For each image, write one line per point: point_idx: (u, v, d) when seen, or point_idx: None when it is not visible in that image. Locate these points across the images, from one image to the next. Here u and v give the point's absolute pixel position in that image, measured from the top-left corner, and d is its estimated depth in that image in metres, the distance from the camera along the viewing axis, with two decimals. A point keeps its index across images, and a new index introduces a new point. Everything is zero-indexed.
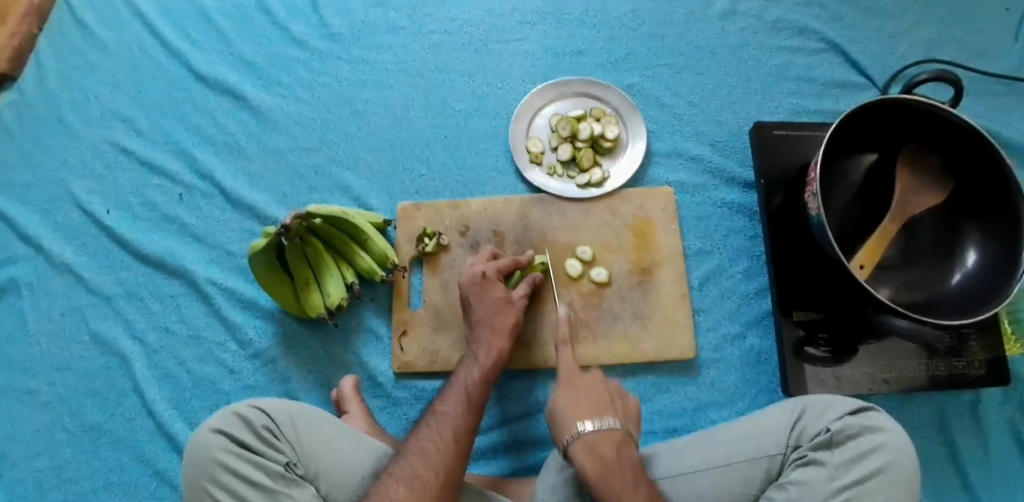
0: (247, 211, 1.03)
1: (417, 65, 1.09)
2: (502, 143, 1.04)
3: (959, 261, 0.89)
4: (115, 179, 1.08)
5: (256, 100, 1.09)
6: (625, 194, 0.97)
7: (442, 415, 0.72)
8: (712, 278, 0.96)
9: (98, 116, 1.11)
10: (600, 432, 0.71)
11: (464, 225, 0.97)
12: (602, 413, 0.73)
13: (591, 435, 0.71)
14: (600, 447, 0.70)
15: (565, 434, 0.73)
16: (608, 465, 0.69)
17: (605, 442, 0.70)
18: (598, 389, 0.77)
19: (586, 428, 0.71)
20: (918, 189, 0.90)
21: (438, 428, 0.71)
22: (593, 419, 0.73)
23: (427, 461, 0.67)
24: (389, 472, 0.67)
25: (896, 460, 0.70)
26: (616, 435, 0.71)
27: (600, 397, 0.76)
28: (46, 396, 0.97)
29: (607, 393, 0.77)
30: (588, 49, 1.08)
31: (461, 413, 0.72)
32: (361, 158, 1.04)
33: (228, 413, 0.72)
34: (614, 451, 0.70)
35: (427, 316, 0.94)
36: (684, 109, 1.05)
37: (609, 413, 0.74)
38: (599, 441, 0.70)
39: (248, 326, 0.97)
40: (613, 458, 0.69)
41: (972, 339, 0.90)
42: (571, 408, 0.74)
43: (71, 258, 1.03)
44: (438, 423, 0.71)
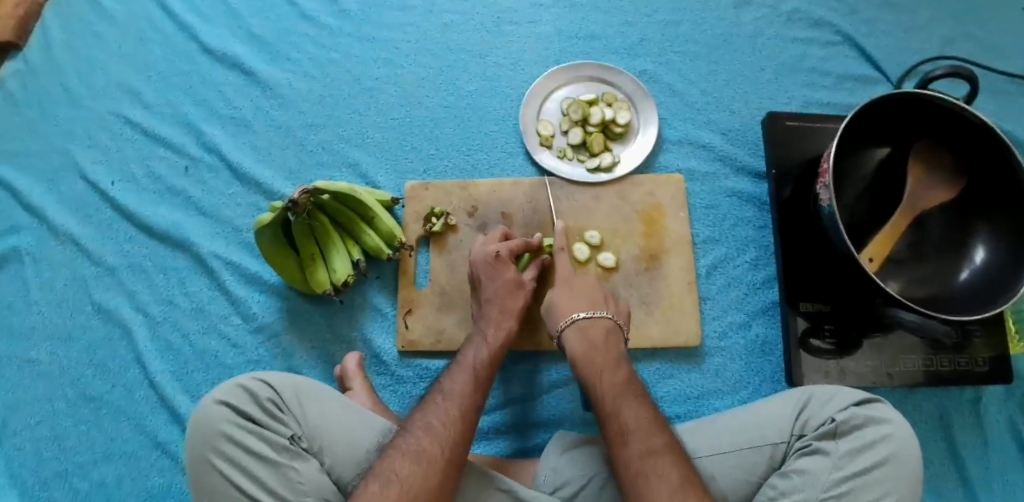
0: (254, 186, 1.02)
1: (429, 45, 1.08)
2: (512, 126, 1.03)
3: (969, 258, 0.88)
4: (121, 150, 1.07)
5: (265, 75, 1.08)
6: (635, 179, 0.97)
7: (450, 392, 0.72)
8: (719, 266, 0.95)
9: (105, 87, 1.10)
10: (591, 319, 0.80)
11: (472, 206, 0.97)
12: (596, 308, 0.82)
13: (584, 323, 0.80)
14: (590, 333, 0.79)
15: (558, 323, 0.82)
16: (597, 354, 0.77)
17: (596, 327, 0.80)
18: (602, 303, 0.83)
19: (579, 315, 0.81)
20: (929, 184, 0.91)
21: (447, 405, 0.70)
22: (588, 313, 0.81)
23: (433, 436, 0.67)
24: (394, 447, 0.67)
25: (901, 451, 0.70)
26: (606, 324, 0.80)
27: (596, 295, 0.84)
28: (46, 366, 0.97)
29: (602, 292, 0.85)
30: (601, 34, 1.07)
31: (469, 391, 0.73)
32: (371, 137, 1.03)
33: (234, 385, 0.71)
34: (603, 338, 0.79)
35: (433, 295, 0.94)
36: (696, 97, 1.04)
37: (601, 306, 0.83)
38: (590, 327, 0.80)
39: (252, 301, 0.96)
40: (602, 343, 0.78)
41: (977, 336, 0.90)
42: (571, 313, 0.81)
43: (75, 228, 1.02)
44: (445, 400, 0.71)
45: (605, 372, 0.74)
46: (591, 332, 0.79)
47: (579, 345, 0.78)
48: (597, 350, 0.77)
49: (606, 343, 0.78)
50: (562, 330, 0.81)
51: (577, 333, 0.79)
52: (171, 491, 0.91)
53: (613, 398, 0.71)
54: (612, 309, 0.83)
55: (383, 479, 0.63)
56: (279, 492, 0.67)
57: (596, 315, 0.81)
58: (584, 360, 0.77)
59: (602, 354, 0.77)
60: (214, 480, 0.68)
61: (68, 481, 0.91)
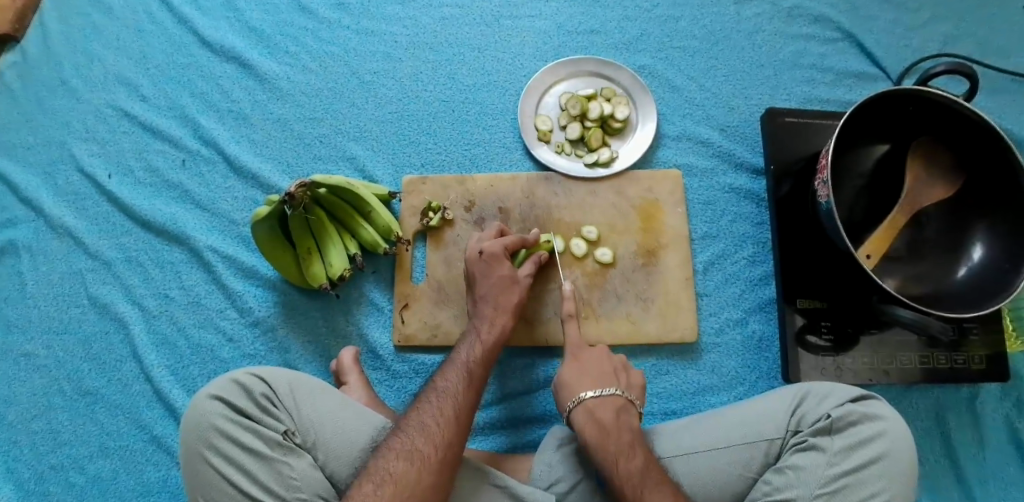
0: (251, 179, 1.02)
1: (428, 38, 1.07)
2: (510, 120, 1.03)
3: (967, 255, 0.88)
4: (118, 143, 1.06)
5: (263, 68, 1.07)
6: (632, 175, 0.97)
7: (443, 391, 0.72)
8: (716, 263, 0.95)
9: (102, 79, 1.10)
10: (599, 398, 0.74)
11: (469, 201, 0.96)
12: (604, 384, 0.77)
13: (591, 403, 0.74)
14: (600, 415, 0.73)
15: (569, 403, 0.76)
16: (608, 438, 0.71)
17: (604, 408, 0.74)
18: (609, 380, 0.77)
19: (587, 395, 0.75)
20: (927, 183, 0.90)
21: (441, 406, 0.70)
22: (597, 390, 0.75)
23: (427, 436, 0.67)
24: (388, 446, 0.67)
25: (895, 449, 0.70)
26: (615, 402, 0.74)
27: (602, 372, 0.78)
28: (42, 359, 0.97)
29: (611, 366, 0.79)
30: (600, 29, 1.07)
31: (462, 390, 0.72)
32: (368, 130, 1.03)
33: (227, 380, 0.71)
34: (614, 418, 0.73)
35: (429, 290, 0.93)
36: (695, 93, 1.04)
37: (611, 382, 0.77)
38: (598, 409, 0.74)
39: (248, 295, 0.96)
40: (613, 424, 0.72)
41: (974, 334, 0.90)
42: (580, 392, 0.76)
43: (71, 221, 1.02)
44: (439, 398, 0.71)
45: (620, 459, 0.69)
46: (601, 412, 0.73)
47: (590, 431, 0.72)
48: (609, 432, 0.71)
49: (618, 424, 0.72)
50: (570, 412, 0.75)
51: (586, 416, 0.74)
52: (166, 484, 0.91)
53: (632, 489, 0.67)
54: (621, 385, 0.77)
55: (377, 479, 0.63)
56: (271, 487, 0.67)
57: (605, 393, 0.75)
58: (596, 443, 0.71)
59: (614, 435, 0.71)
60: (206, 474, 0.67)
61: (63, 474, 0.91)
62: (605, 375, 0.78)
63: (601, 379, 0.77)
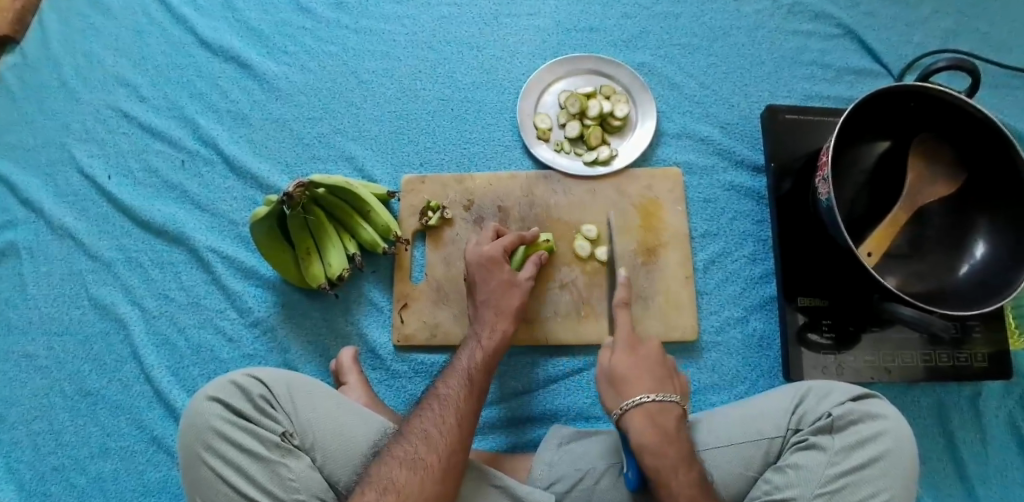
0: (250, 179, 1.02)
1: (426, 37, 1.07)
2: (509, 119, 1.02)
3: (969, 252, 0.88)
4: (118, 144, 1.06)
5: (261, 68, 1.07)
6: (632, 173, 0.96)
7: (445, 399, 0.72)
8: (717, 261, 0.95)
9: (101, 80, 1.10)
10: (660, 405, 0.71)
11: (468, 200, 0.96)
12: (663, 388, 0.73)
13: (652, 408, 0.71)
14: (660, 421, 0.70)
15: (626, 402, 0.72)
16: (667, 447, 0.68)
17: (666, 415, 0.71)
18: (667, 384, 0.74)
19: (647, 399, 0.71)
20: (929, 178, 0.90)
21: (443, 414, 0.70)
22: (657, 395, 0.72)
23: (429, 445, 0.67)
24: (390, 453, 0.67)
25: (896, 448, 0.69)
26: (675, 410, 0.72)
27: (661, 374, 0.75)
28: (43, 360, 0.97)
29: (666, 369, 0.76)
30: (600, 27, 1.06)
31: (464, 397, 0.72)
32: (367, 130, 1.03)
33: (226, 382, 0.71)
34: (673, 426, 0.70)
35: (429, 289, 0.93)
36: (695, 90, 1.03)
37: (669, 388, 0.74)
38: (660, 415, 0.70)
39: (248, 295, 0.96)
40: (672, 433, 0.70)
41: (977, 331, 0.89)
42: (638, 394, 0.72)
43: (71, 222, 1.02)
44: (441, 405, 0.71)
45: (679, 470, 0.67)
46: (662, 420, 0.70)
47: (646, 435, 0.69)
48: (669, 441, 0.69)
49: (677, 433, 0.70)
50: (625, 412, 0.71)
51: (644, 421, 0.70)
52: (167, 485, 0.91)
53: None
54: (678, 392, 0.74)
55: (379, 487, 0.64)
56: (270, 488, 0.67)
57: (667, 399, 0.72)
58: (653, 453, 0.68)
59: (672, 444, 0.69)
60: (204, 475, 0.68)
61: (65, 475, 0.91)
62: (663, 377, 0.75)
63: (660, 383, 0.74)
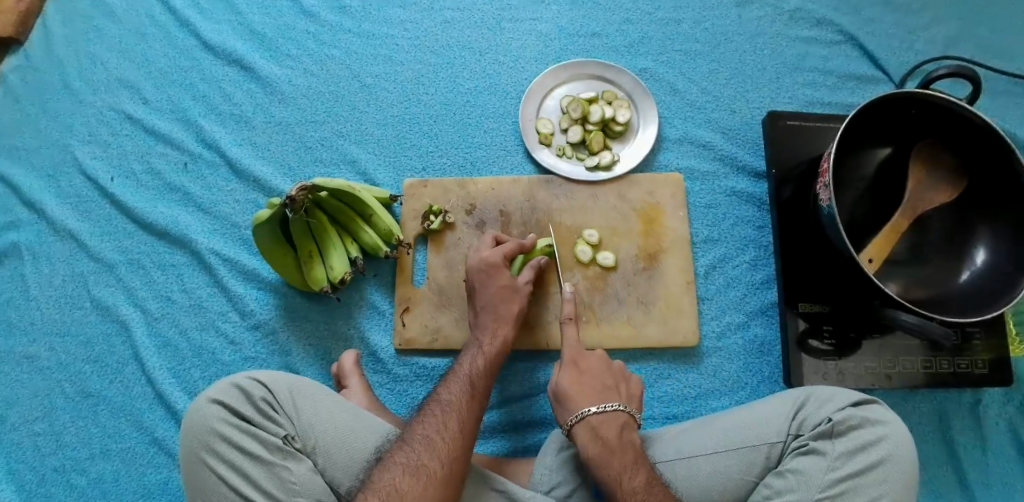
0: (253, 182, 1.02)
1: (429, 42, 1.08)
2: (511, 123, 1.02)
3: (969, 260, 0.88)
4: (121, 146, 1.07)
5: (264, 71, 1.07)
6: (634, 178, 0.97)
7: (447, 404, 0.72)
8: (718, 266, 0.95)
9: (105, 83, 1.10)
10: (603, 415, 0.74)
11: (470, 204, 0.96)
12: (607, 398, 0.77)
13: (595, 420, 0.74)
14: (603, 431, 0.73)
15: (571, 416, 0.76)
16: (612, 455, 0.70)
17: (609, 425, 0.74)
18: (611, 393, 0.78)
19: (591, 411, 0.75)
20: (930, 185, 0.90)
21: (445, 420, 0.70)
22: (599, 406, 0.75)
23: (432, 450, 0.67)
24: (393, 459, 0.67)
25: (896, 453, 0.70)
26: (619, 419, 0.74)
27: (605, 385, 0.78)
28: (45, 361, 0.97)
29: (611, 377, 0.80)
30: (602, 32, 1.07)
31: (466, 402, 0.73)
32: (369, 133, 1.03)
33: (229, 385, 0.71)
34: (617, 435, 0.73)
35: (430, 293, 0.93)
36: (697, 96, 1.04)
37: (613, 397, 0.77)
38: (602, 426, 0.73)
39: (250, 298, 0.96)
40: (616, 441, 0.72)
41: (977, 338, 0.89)
42: (583, 407, 0.75)
43: (74, 223, 1.02)
44: (443, 411, 0.71)
45: (623, 477, 0.68)
46: (605, 430, 0.73)
47: (592, 446, 0.72)
48: (612, 449, 0.71)
49: (621, 441, 0.72)
50: (571, 425, 0.75)
51: (588, 433, 0.74)
52: (168, 487, 0.91)
53: None
54: (623, 399, 0.78)
55: (383, 493, 0.63)
56: (272, 492, 0.67)
57: (608, 409, 0.75)
58: (598, 463, 0.70)
59: (617, 452, 0.71)
60: (207, 479, 0.68)
61: (65, 476, 0.92)
62: (607, 388, 0.78)
63: (604, 393, 0.78)
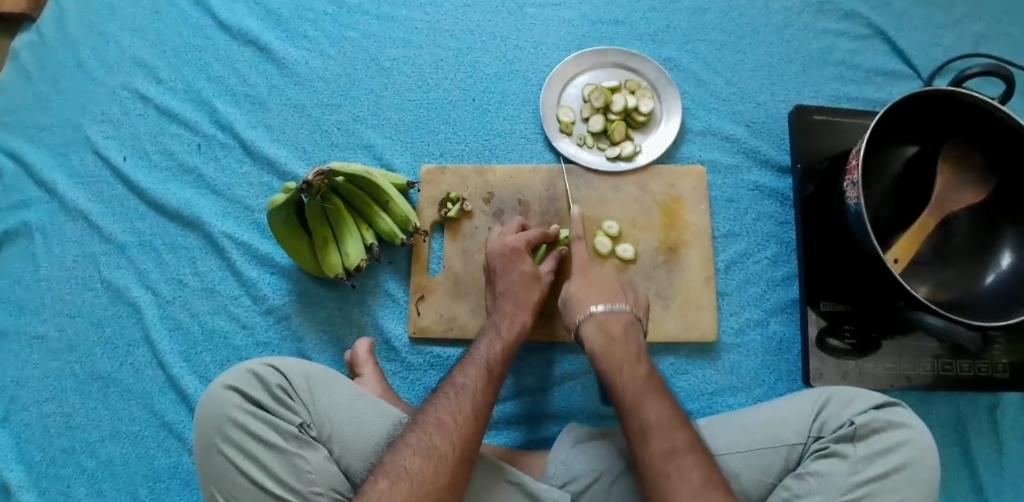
0: (267, 165, 1.01)
1: (449, 26, 1.05)
2: (531, 111, 1.00)
3: (993, 262, 0.87)
4: (133, 126, 1.05)
5: (280, 53, 1.05)
6: (656, 170, 0.95)
7: (461, 387, 0.71)
8: (739, 262, 0.93)
9: (118, 61, 1.08)
10: (610, 313, 0.75)
11: (488, 192, 0.94)
12: (615, 299, 0.77)
13: (603, 316, 0.75)
14: (610, 327, 0.74)
15: (578, 314, 0.77)
16: (615, 347, 0.72)
17: (615, 322, 0.75)
18: (619, 295, 0.78)
19: (598, 309, 0.76)
20: (957, 186, 0.88)
21: (459, 404, 0.69)
22: (606, 305, 0.76)
23: (444, 432, 0.66)
24: (405, 443, 0.66)
25: (918, 457, 0.68)
26: (626, 318, 0.75)
27: (612, 287, 0.79)
28: (55, 342, 0.96)
29: (621, 284, 0.80)
30: (625, 19, 1.04)
31: (480, 386, 0.71)
32: (387, 118, 1.01)
33: (244, 371, 0.70)
34: (623, 331, 0.74)
35: (446, 282, 0.92)
36: (722, 87, 1.01)
37: (620, 299, 0.78)
38: (609, 322, 0.75)
39: (263, 282, 0.95)
40: (621, 336, 0.73)
41: (998, 343, 0.88)
42: (590, 305, 0.77)
43: (85, 203, 1.01)
44: (457, 394, 0.70)
45: (624, 365, 0.70)
46: (611, 325, 0.74)
47: (598, 340, 0.73)
48: (615, 342, 0.73)
49: (626, 336, 0.73)
50: (579, 324, 0.76)
51: (596, 327, 0.75)
52: (177, 471, 0.90)
53: (633, 393, 0.67)
54: (631, 301, 0.78)
55: (393, 475, 0.63)
56: (286, 480, 0.66)
57: (615, 309, 0.76)
58: (602, 352, 0.72)
59: (620, 345, 0.72)
60: (221, 465, 0.67)
61: (74, 458, 0.91)
62: (613, 291, 0.79)
63: (612, 295, 0.78)
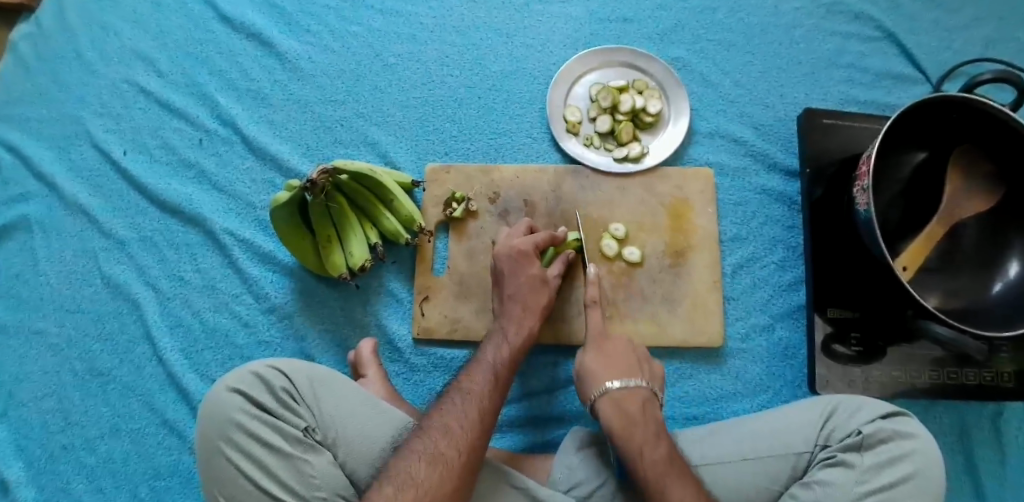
0: (270, 162, 0.99)
1: (456, 22, 1.04)
2: (537, 110, 0.99)
3: (1001, 271, 0.86)
4: (134, 119, 1.04)
5: (284, 47, 1.04)
6: (663, 172, 0.94)
7: (469, 392, 0.71)
8: (745, 266, 0.93)
9: (119, 53, 1.06)
10: (626, 390, 0.72)
11: (494, 193, 0.93)
12: (630, 376, 0.74)
13: (618, 394, 0.72)
14: (626, 405, 0.71)
15: (594, 390, 0.74)
16: (634, 430, 0.69)
17: (632, 399, 0.72)
18: (635, 369, 0.75)
19: (614, 386, 0.73)
20: (966, 194, 0.88)
21: (466, 409, 0.69)
22: (622, 381, 0.73)
23: (450, 439, 0.66)
24: (411, 448, 0.65)
25: (926, 468, 0.68)
26: (643, 395, 0.72)
27: (630, 361, 0.76)
28: (55, 338, 0.95)
29: (635, 356, 0.77)
30: (634, 18, 1.03)
31: (487, 392, 0.71)
32: (391, 115, 1.00)
33: (247, 373, 0.69)
34: (640, 409, 0.71)
35: (451, 283, 0.91)
36: (730, 89, 1.00)
37: (636, 373, 0.74)
38: (626, 400, 0.72)
39: (265, 280, 0.94)
40: (640, 415, 0.70)
41: (1004, 352, 0.87)
42: (605, 382, 0.74)
43: (85, 198, 1.00)
44: (463, 400, 0.70)
45: (646, 449, 0.67)
46: (628, 403, 0.71)
47: (614, 420, 0.71)
48: (635, 423, 0.70)
49: (645, 414, 0.71)
50: (595, 402, 0.73)
51: (612, 408, 0.72)
52: (178, 470, 0.90)
53: (658, 480, 0.65)
54: (647, 376, 0.75)
55: (398, 481, 0.62)
56: (291, 485, 0.66)
57: (632, 385, 0.73)
58: (621, 435, 0.69)
59: (640, 425, 0.70)
60: (224, 469, 0.66)
61: (74, 455, 0.90)
62: (631, 364, 0.76)
63: (628, 369, 0.75)
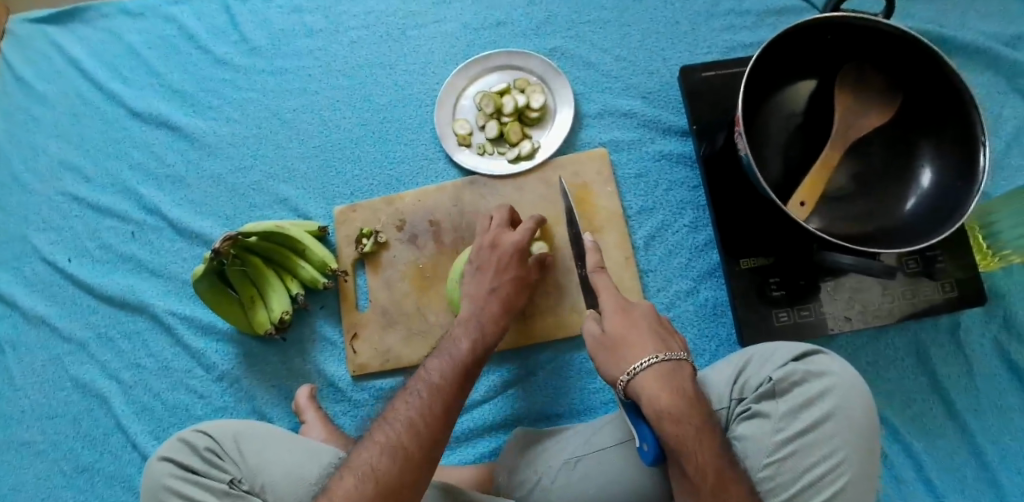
0: (196, 239, 1.05)
1: (340, 66, 1.07)
2: (429, 131, 1.02)
3: (914, 181, 0.84)
4: (72, 227, 1.10)
5: (190, 128, 1.09)
6: (557, 163, 0.94)
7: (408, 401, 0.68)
8: (657, 235, 0.92)
9: (49, 167, 1.13)
10: (674, 366, 0.65)
11: (400, 220, 0.96)
12: (668, 347, 0.67)
13: (667, 368, 0.65)
14: (678, 383, 0.64)
15: (629, 366, 0.66)
16: (690, 410, 0.63)
17: (683, 376, 0.65)
18: (670, 343, 0.68)
19: (659, 360, 0.65)
20: (862, 109, 0.83)
21: (428, 401, 0.67)
22: (663, 354, 0.66)
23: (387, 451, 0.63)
24: (372, 439, 0.65)
25: (847, 403, 0.66)
26: (688, 369, 0.66)
27: (662, 334, 0.69)
28: (40, 445, 1.02)
29: (663, 327, 0.71)
30: (507, 20, 1.04)
31: (428, 399, 0.68)
32: (295, 169, 1.04)
33: (177, 440, 0.74)
34: (692, 387, 0.65)
35: (376, 316, 0.94)
36: (612, 65, 1.00)
37: (670, 344, 0.68)
38: (677, 376, 0.65)
39: (210, 351, 0.99)
40: (693, 393, 0.64)
41: (941, 261, 0.85)
42: (643, 356, 0.66)
43: (43, 309, 1.06)
44: (404, 409, 0.67)
45: (703, 437, 0.62)
46: (679, 381, 0.64)
47: (666, 397, 0.63)
48: (692, 406, 0.63)
49: (695, 393, 0.65)
50: (634, 376, 0.65)
51: (662, 383, 0.64)
52: None
53: (717, 474, 0.60)
54: (681, 347, 0.69)
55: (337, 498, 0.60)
56: None
57: (675, 358, 0.66)
58: (674, 415, 0.62)
59: (693, 407, 0.63)
60: None
61: None
62: (664, 337, 0.69)
63: (664, 341, 0.68)
